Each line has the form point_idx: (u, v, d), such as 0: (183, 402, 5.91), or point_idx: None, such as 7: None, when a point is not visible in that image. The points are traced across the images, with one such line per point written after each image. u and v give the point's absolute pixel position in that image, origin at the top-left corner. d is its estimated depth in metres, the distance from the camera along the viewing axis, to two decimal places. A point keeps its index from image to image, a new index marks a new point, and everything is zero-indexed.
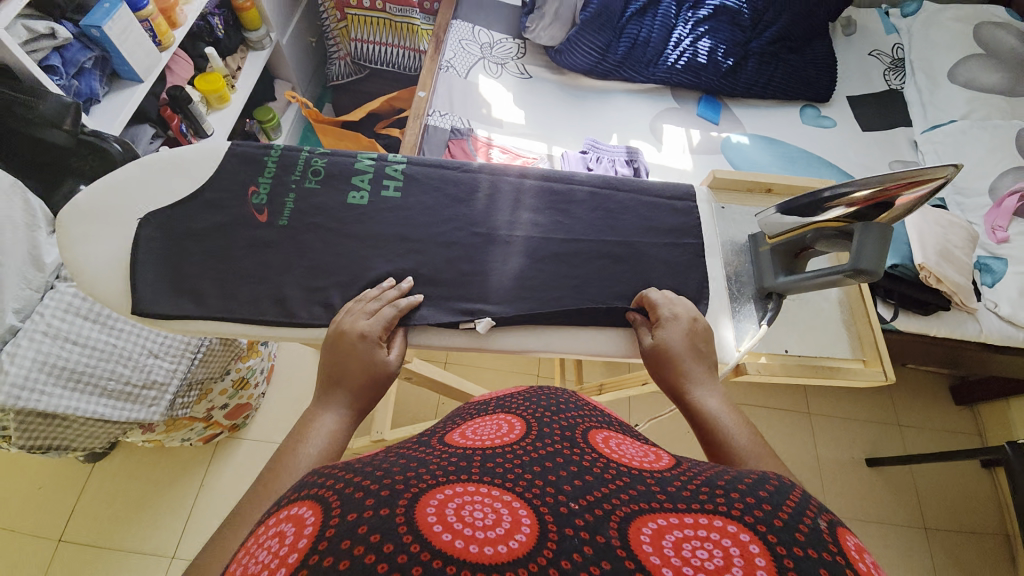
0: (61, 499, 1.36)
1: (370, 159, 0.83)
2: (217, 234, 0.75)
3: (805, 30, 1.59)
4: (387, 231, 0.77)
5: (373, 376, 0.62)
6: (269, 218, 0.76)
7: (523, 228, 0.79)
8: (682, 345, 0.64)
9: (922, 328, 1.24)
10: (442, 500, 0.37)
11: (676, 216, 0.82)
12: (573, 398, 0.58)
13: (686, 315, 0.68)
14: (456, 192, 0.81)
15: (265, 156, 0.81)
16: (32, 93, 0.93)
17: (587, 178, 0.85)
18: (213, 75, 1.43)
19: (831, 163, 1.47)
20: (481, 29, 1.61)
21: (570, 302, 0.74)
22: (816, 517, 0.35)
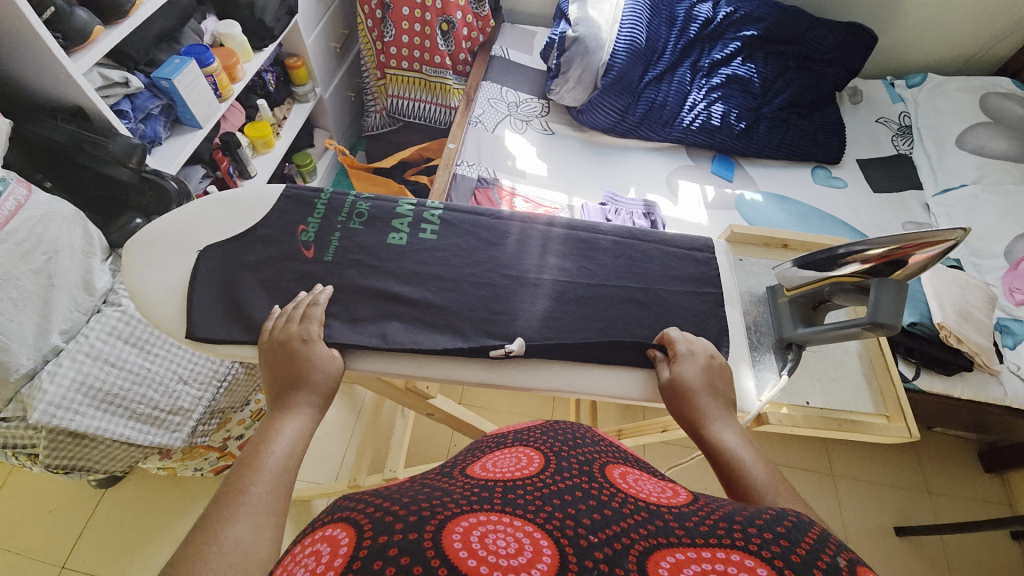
0: (69, 524, 1.35)
1: (410, 205, 0.89)
2: (265, 268, 0.80)
3: (814, 98, 1.68)
4: (423, 270, 0.82)
5: (315, 373, 0.69)
6: (315, 254, 0.82)
7: (550, 272, 0.83)
8: (698, 380, 0.68)
9: (947, 389, 1.22)
10: (466, 529, 0.38)
11: (697, 266, 0.85)
12: (590, 433, 0.60)
13: (703, 351, 0.72)
14: (488, 236, 0.87)
15: (314, 199, 0.88)
16: (104, 134, 1.03)
17: (611, 228, 0.90)
18: (261, 123, 1.56)
19: (844, 222, 1.51)
20: (508, 89, 1.74)
21: (595, 345, 0.77)
22: (835, 556, 0.35)
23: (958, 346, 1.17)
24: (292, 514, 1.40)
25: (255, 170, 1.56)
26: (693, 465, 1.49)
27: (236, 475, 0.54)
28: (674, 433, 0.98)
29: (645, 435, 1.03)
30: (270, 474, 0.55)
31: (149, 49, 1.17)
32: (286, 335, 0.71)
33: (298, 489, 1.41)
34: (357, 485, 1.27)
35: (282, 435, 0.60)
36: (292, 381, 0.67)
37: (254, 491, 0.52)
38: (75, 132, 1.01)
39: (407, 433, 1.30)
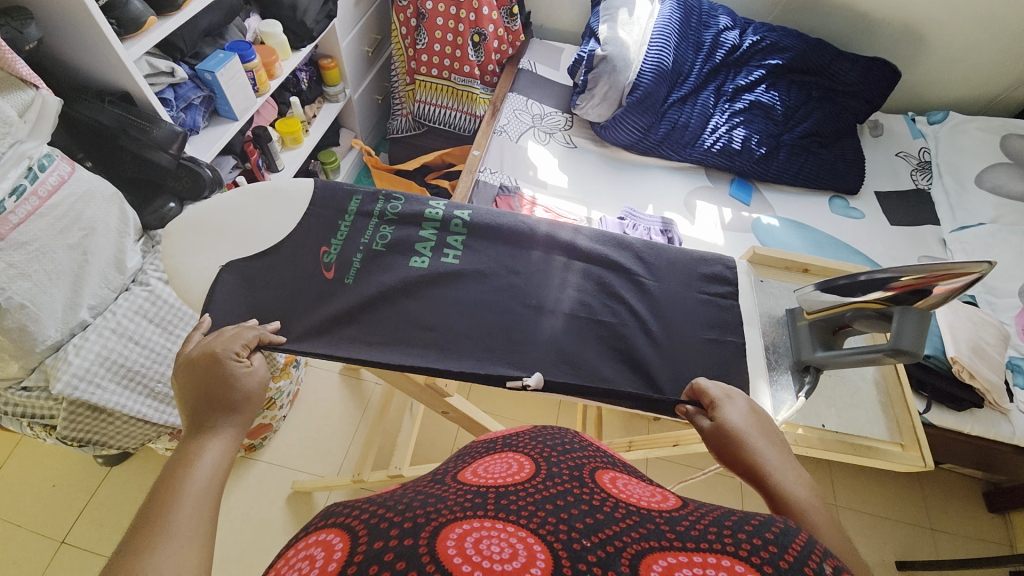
0: (73, 499, 1.37)
1: (433, 228, 0.90)
2: (298, 255, 0.84)
3: (835, 128, 1.70)
4: (447, 296, 0.83)
5: (234, 392, 0.62)
6: (336, 274, 0.83)
7: (569, 301, 0.84)
8: (747, 426, 0.62)
9: (958, 424, 1.21)
10: (460, 535, 0.38)
11: (718, 310, 0.84)
12: (577, 438, 0.61)
13: (740, 397, 0.67)
14: (512, 261, 0.88)
15: (339, 220, 0.88)
16: (149, 119, 1.05)
17: (633, 265, 0.88)
18: (292, 120, 1.60)
19: (859, 251, 1.52)
20: (533, 102, 1.77)
21: (612, 366, 0.79)
22: (820, 563, 0.37)
23: (969, 381, 1.18)
24: (293, 505, 1.41)
25: (283, 164, 1.60)
26: (694, 485, 1.49)
27: (153, 497, 0.48)
28: (685, 448, 0.98)
29: (655, 449, 1.04)
30: (196, 496, 0.50)
31: (196, 41, 1.21)
32: (204, 352, 0.66)
33: (300, 481, 1.42)
34: (361, 481, 1.28)
35: (204, 456, 0.54)
36: (211, 404, 0.60)
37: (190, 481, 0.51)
38: (121, 115, 1.04)
39: (414, 432, 1.31)
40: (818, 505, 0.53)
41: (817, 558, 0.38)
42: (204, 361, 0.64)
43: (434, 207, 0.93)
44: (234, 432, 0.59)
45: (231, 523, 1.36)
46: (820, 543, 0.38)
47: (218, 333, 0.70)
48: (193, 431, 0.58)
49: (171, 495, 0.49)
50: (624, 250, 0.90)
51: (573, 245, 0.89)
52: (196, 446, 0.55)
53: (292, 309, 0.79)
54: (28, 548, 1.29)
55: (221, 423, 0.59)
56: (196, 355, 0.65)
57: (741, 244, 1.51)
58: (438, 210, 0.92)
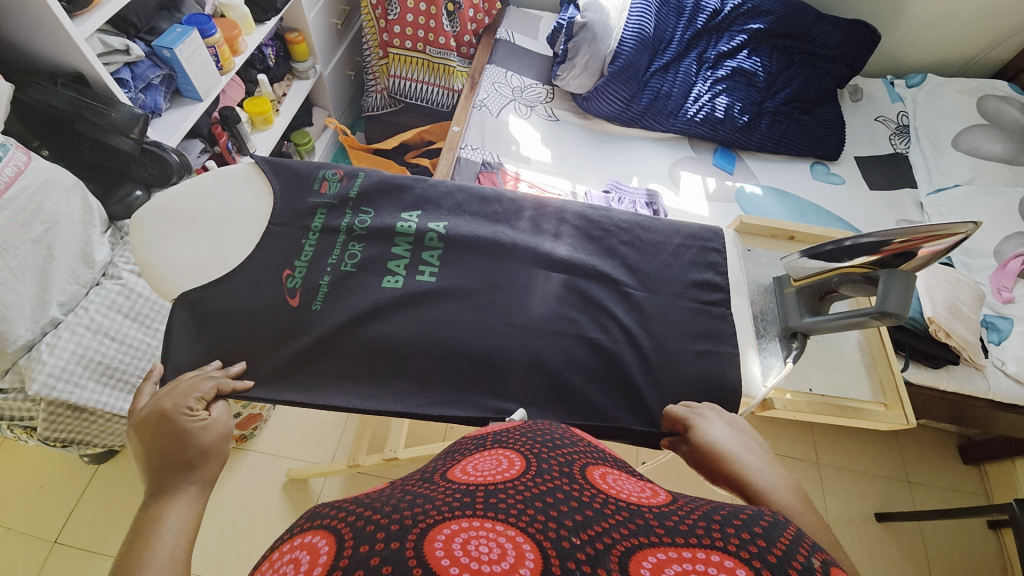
0: (61, 500, 1.34)
1: (406, 244, 0.81)
2: (264, 267, 0.77)
3: (816, 93, 1.69)
4: (421, 316, 0.76)
5: (192, 449, 0.60)
6: (302, 300, 0.75)
7: (557, 304, 0.78)
8: (729, 440, 0.62)
9: (933, 381, 1.26)
10: (448, 537, 0.38)
11: (713, 321, 0.79)
12: (567, 433, 0.60)
13: (715, 413, 0.67)
14: (490, 277, 0.79)
15: (303, 238, 0.80)
16: (106, 102, 0.99)
17: (620, 275, 0.81)
18: (261, 99, 1.53)
19: (839, 217, 1.54)
20: (513, 74, 1.72)
21: (604, 359, 0.75)
22: (810, 556, 0.38)
23: (946, 340, 1.21)
24: (288, 493, 1.40)
25: (254, 147, 1.53)
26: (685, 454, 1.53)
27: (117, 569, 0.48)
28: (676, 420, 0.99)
29: None
30: (160, 568, 0.48)
31: (150, 16, 1.15)
32: (155, 409, 0.62)
33: (295, 468, 1.42)
34: (356, 466, 1.28)
35: (166, 521, 0.53)
36: (170, 466, 0.59)
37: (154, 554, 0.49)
38: (75, 98, 0.98)
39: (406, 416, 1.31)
40: (811, 512, 0.53)
41: (805, 552, 0.39)
42: (155, 421, 0.61)
43: (406, 219, 0.83)
44: (198, 491, 0.58)
45: (227, 515, 1.35)
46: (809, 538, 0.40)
47: (173, 385, 0.66)
48: (154, 496, 0.56)
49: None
50: (610, 257, 0.83)
51: (553, 257, 0.81)
52: (156, 510, 0.54)
53: (264, 315, 0.74)
54: (17, 553, 1.27)
55: (181, 484, 0.58)
56: (145, 415, 0.62)
57: (725, 214, 1.51)
58: (410, 223, 0.83)
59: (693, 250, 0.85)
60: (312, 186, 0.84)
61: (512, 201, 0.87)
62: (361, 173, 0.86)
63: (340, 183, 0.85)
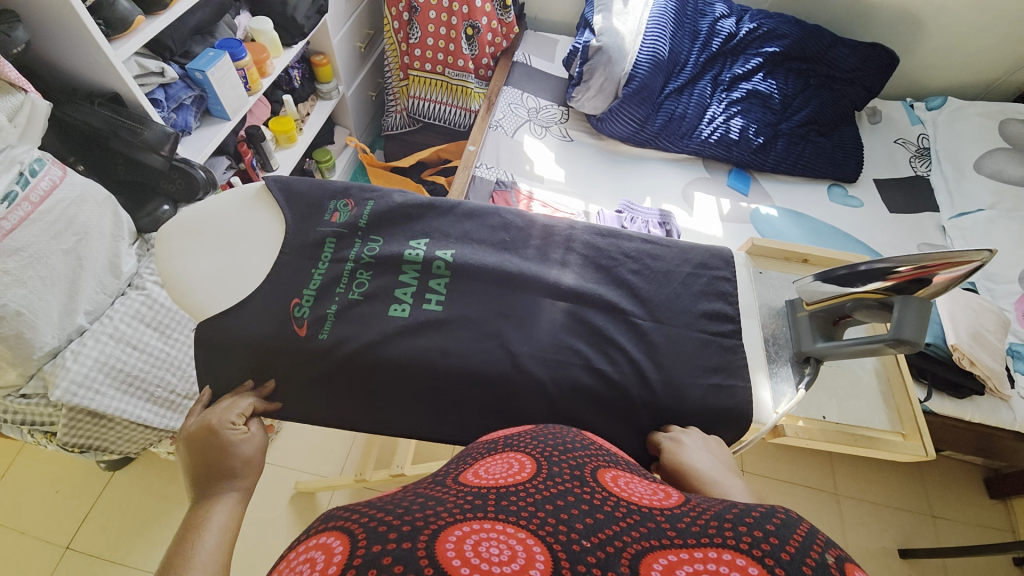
0: (77, 504, 1.37)
1: (414, 271, 0.74)
2: (264, 289, 0.70)
3: (833, 116, 1.69)
4: (426, 342, 0.69)
5: (232, 458, 0.60)
6: (309, 331, 0.69)
7: (561, 333, 0.72)
8: (713, 469, 0.61)
9: (959, 411, 1.22)
10: (459, 537, 0.41)
11: (721, 354, 0.73)
12: (579, 438, 0.62)
13: (700, 441, 0.66)
14: (501, 307, 0.73)
15: (311, 268, 0.73)
16: (139, 121, 1.04)
17: (627, 305, 0.76)
18: (285, 118, 1.59)
19: (858, 240, 1.52)
20: (529, 95, 1.76)
21: (615, 389, 0.70)
22: (823, 553, 0.40)
23: (970, 369, 1.18)
24: (297, 505, 1.41)
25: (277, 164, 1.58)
26: None
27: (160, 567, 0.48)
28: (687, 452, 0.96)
29: None
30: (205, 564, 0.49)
31: (185, 40, 1.20)
32: (201, 425, 0.63)
33: (303, 480, 1.43)
34: (364, 480, 1.28)
35: (210, 519, 0.54)
36: (210, 473, 0.58)
37: (198, 547, 0.50)
38: (111, 117, 1.03)
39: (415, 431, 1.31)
40: None
41: (820, 547, 0.40)
42: (201, 435, 0.62)
43: (414, 247, 0.76)
44: (239, 496, 0.58)
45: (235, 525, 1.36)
46: (820, 533, 0.42)
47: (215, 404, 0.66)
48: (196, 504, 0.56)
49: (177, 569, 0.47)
50: (619, 285, 0.78)
51: (561, 285, 0.75)
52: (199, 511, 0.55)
53: (246, 336, 0.68)
54: (34, 555, 1.30)
55: (222, 490, 0.57)
56: (193, 430, 0.62)
57: (740, 235, 1.51)
58: (418, 250, 0.76)
59: (703, 280, 0.80)
60: (322, 215, 0.77)
61: (521, 224, 0.82)
62: (370, 199, 0.80)
63: (350, 211, 0.78)
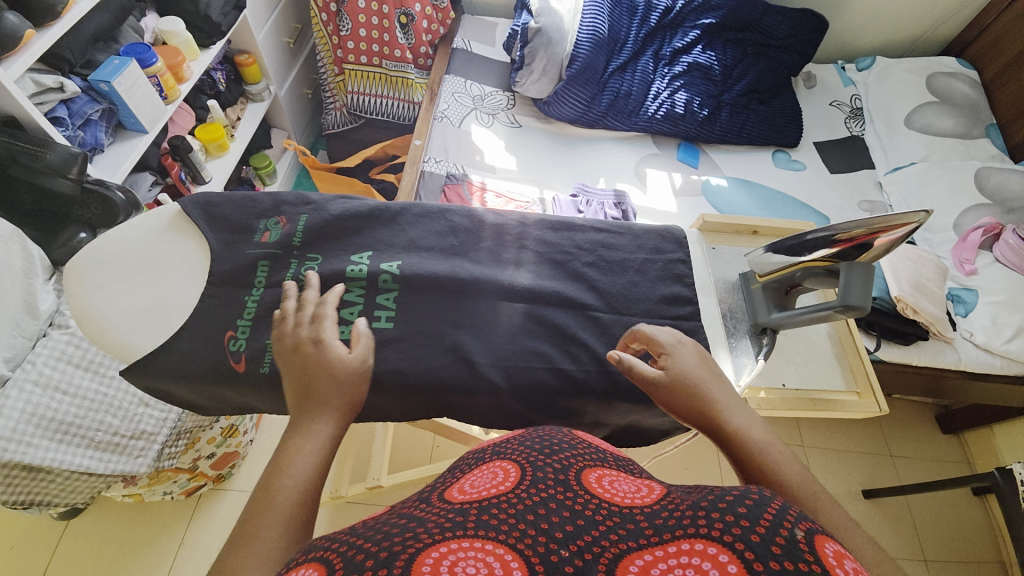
0: (29, 563, 1.26)
1: (360, 289, 0.70)
2: (197, 323, 0.65)
3: (772, 83, 1.72)
4: (380, 361, 0.66)
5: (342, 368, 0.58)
6: (248, 367, 0.63)
7: (521, 335, 0.71)
8: (699, 371, 0.63)
9: (906, 357, 1.29)
10: (437, 558, 0.38)
11: (682, 337, 0.73)
12: (568, 437, 0.61)
13: (687, 343, 0.66)
14: (457, 316, 0.71)
15: (245, 296, 0.68)
16: (40, 144, 0.92)
17: (586, 298, 0.75)
18: (213, 126, 1.49)
19: (804, 203, 1.57)
20: (472, 82, 1.71)
21: (581, 386, 0.69)
22: (793, 528, 0.40)
23: (914, 317, 1.25)
24: None
25: (209, 175, 1.48)
26: (672, 459, 1.49)
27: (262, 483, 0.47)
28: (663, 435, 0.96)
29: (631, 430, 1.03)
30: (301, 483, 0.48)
31: (85, 49, 1.08)
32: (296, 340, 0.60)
33: None
34: (340, 497, 1.24)
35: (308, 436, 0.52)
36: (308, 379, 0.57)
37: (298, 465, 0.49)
38: (8, 143, 0.90)
39: (388, 441, 1.28)
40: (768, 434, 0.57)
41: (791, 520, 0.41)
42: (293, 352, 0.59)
43: (357, 262, 0.72)
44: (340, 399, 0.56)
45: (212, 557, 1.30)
46: (791, 508, 0.43)
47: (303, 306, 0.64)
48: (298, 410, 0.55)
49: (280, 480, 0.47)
50: (576, 278, 0.77)
51: (516, 285, 0.73)
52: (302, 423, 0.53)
53: (180, 376, 0.62)
54: None
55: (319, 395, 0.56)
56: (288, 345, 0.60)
57: (693, 208, 1.53)
58: (361, 264, 0.72)
59: (658, 264, 0.80)
60: (252, 237, 0.72)
61: (472, 225, 0.79)
62: (304, 214, 0.74)
63: (282, 229, 0.73)
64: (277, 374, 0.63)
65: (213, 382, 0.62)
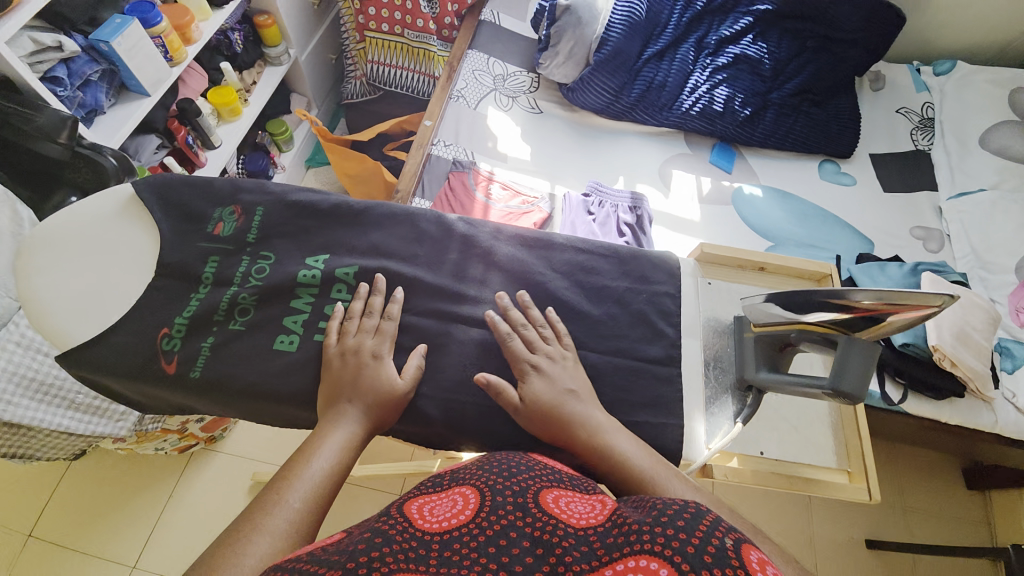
0: (33, 496, 1.33)
1: (309, 296, 0.66)
2: (136, 318, 0.63)
3: (829, 84, 1.53)
4: (314, 377, 0.62)
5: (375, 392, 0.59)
6: (178, 370, 0.61)
7: (472, 365, 0.65)
8: (550, 389, 0.60)
9: (934, 413, 1.15)
10: None
11: (652, 386, 0.66)
12: (525, 459, 0.54)
13: (541, 356, 0.63)
14: (407, 335, 0.66)
15: (189, 293, 0.65)
16: (31, 106, 0.92)
17: (553, 328, 0.68)
18: (226, 89, 1.46)
19: (846, 223, 1.41)
20: (496, 60, 1.60)
21: (529, 427, 0.63)
22: (724, 537, 0.39)
23: (951, 370, 1.10)
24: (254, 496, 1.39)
25: (219, 140, 1.47)
26: None
27: (274, 483, 0.52)
28: None
29: None
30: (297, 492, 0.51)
31: (86, 8, 1.05)
32: (344, 351, 0.61)
33: (260, 472, 1.39)
34: None
35: (324, 449, 0.55)
36: (337, 391, 0.59)
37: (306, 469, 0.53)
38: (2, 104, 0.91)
39: None
40: (622, 440, 0.57)
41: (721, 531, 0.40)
42: (336, 359, 0.61)
43: (311, 265, 0.67)
44: (359, 414, 0.58)
45: (198, 515, 1.35)
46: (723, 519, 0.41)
47: (358, 314, 0.64)
48: (327, 414, 0.58)
49: (286, 484, 0.52)
50: (545, 304, 0.70)
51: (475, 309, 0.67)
52: (325, 427, 0.57)
53: (114, 372, 0.61)
54: None
55: (344, 410, 0.58)
56: (336, 351, 0.62)
57: (719, 219, 1.40)
58: (315, 269, 0.67)
59: (643, 297, 0.71)
60: (204, 227, 0.68)
61: (440, 232, 0.73)
62: (260, 206, 0.70)
63: (236, 223, 0.69)
64: (207, 380, 0.61)
65: (145, 381, 0.61)
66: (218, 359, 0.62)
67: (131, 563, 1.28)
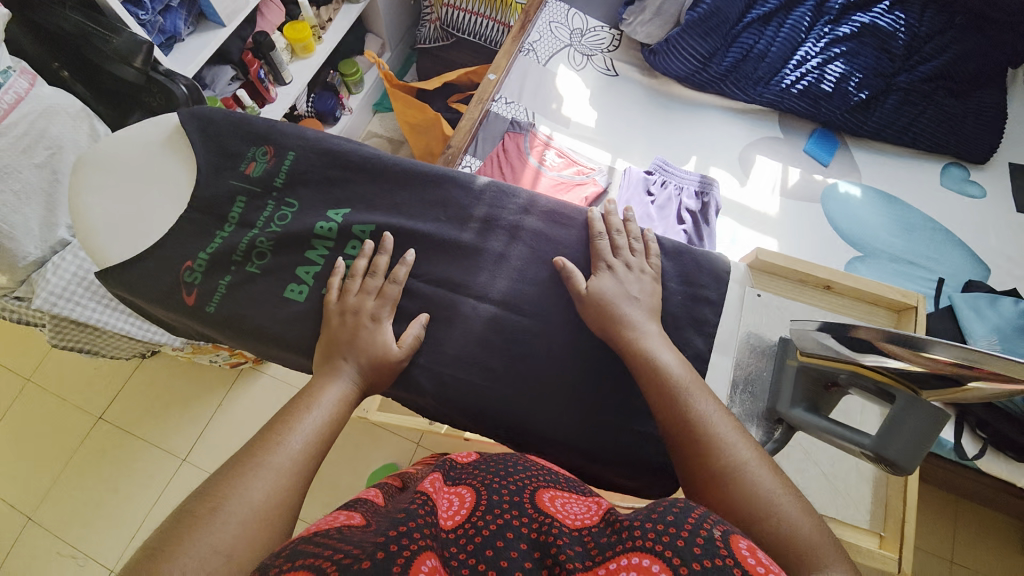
0: (109, 381, 1.50)
1: (324, 248, 0.65)
2: (166, 246, 0.65)
3: (977, 70, 1.25)
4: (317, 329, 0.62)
5: (371, 354, 0.58)
6: (196, 303, 0.64)
7: (473, 343, 0.62)
8: (619, 291, 0.60)
9: (1009, 476, 0.97)
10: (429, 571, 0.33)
11: None
12: (521, 458, 0.50)
13: (621, 263, 0.63)
14: (413, 302, 0.63)
15: (214, 230, 0.66)
16: (111, 29, 0.96)
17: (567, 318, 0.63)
18: (302, 25, 1.46)
19: (961, 242, 1.18)
20: (576, 13, 1.47)
21: (522, 419, 0.60)
22: (711, 526, 0.36)
23: None
24: None
25: (290, 77, 1.49)
26: None
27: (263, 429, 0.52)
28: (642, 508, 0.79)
29: None
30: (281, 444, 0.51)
31: None
32: (345, 308, 0.61)
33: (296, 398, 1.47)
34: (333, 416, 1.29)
35: (315, 403, 0.54)
36: (333, 347, 0.59)
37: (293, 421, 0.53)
38: (82, 22, 0.96)
39: None
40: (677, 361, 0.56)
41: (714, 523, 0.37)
42: (336, 315, 0.60)
43: (330, 218, 0.66)
44: (354, 373, 0.58)
45: (241, 428, 1.45)
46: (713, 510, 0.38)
47: (366, 274, 0.63)
48: (321, 369, 0.58)
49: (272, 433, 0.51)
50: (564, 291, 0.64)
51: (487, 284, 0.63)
52: (318, 382, 0.57)
53: (143, 294, 0.65)
54: (70, 420, 1.45)
55: (338, 367, 0.58)
56: (338, 307, 0.61)
57: (800, 217, 1.22)
58: (333, 222, 0.66)
59: (676, 300, 0.63)
60: (238, 165, 0.69)
61: (466, 198, 0.68)
62: (292, 151, 0.69)
63: (267, 164, 0.69)
64: (220, 317, 0.63)
65: (168, 308, 0.64)
66: (232, 298, 0.64)
67: (181, 456, 1.42)
